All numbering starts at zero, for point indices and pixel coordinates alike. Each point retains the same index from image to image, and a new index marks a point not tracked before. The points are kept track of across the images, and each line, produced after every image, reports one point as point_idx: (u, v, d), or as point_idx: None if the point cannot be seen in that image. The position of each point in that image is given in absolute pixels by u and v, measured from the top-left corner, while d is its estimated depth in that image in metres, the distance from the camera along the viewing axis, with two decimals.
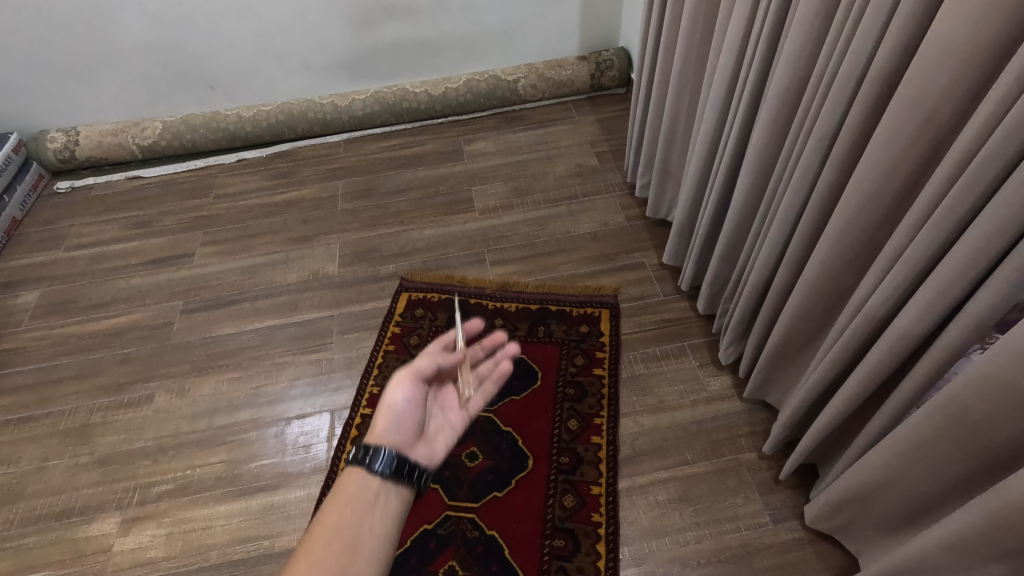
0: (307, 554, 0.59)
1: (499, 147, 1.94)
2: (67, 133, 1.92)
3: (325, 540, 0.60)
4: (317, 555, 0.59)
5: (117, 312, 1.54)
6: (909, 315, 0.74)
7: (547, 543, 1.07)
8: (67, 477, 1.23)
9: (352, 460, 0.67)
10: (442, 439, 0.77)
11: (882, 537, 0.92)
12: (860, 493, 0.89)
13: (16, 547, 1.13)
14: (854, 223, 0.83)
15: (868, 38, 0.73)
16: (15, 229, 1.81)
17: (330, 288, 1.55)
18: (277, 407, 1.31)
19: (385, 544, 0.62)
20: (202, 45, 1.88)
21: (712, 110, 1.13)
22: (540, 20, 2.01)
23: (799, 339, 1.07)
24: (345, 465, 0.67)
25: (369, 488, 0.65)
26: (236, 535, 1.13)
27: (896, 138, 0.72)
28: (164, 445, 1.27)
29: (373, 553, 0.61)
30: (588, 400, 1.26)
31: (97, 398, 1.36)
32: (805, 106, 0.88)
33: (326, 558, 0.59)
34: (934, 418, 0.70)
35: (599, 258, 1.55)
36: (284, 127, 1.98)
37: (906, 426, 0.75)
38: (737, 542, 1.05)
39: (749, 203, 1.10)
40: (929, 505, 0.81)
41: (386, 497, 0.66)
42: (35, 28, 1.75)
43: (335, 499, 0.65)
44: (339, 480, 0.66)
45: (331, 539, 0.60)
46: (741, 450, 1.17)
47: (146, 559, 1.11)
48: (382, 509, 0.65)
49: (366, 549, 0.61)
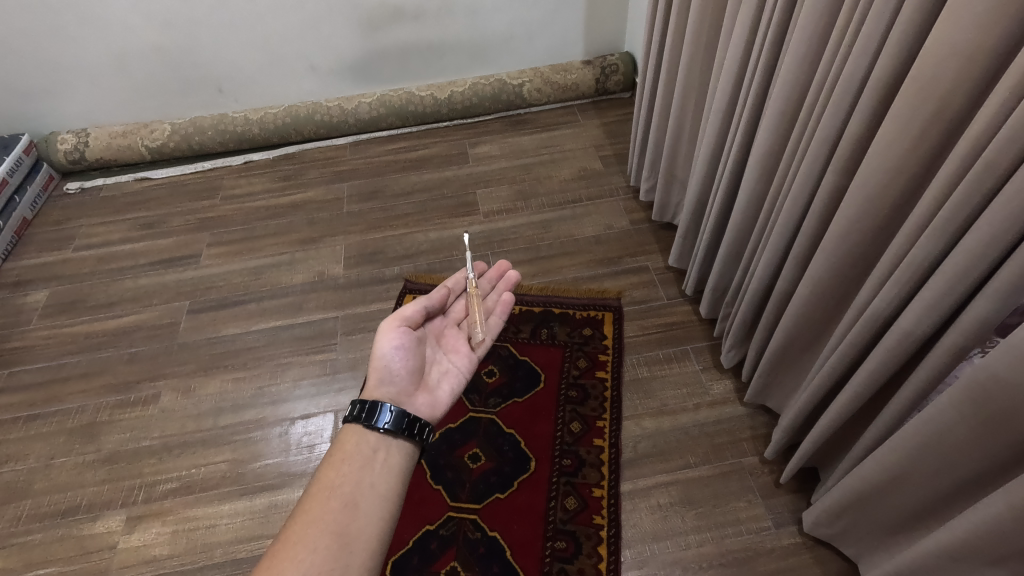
0: (316, 500, 0.68)
1: (503, 150, 1.95)
2: (77, 135, 1.94)
3: (330, 488, 0.70)
4: (323, 501, 0.68)
5: (124, 312, 1.56)
6: (910, 319, 0.74)
7: (549, 545, 1.07)
8: (74, 475, 1.24)
9: (351, 419, 0.76)
10: (440, 388, 0.87)
11: (881, 542, 0.92)
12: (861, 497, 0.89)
13: (22, 543, 1.15)
14: (855, 227, 0.84)
15: (869, 43, 0.73)
16: (25, 229, 1.83)
17: (335, 290, 1.56)
18: (281, 408, 1.32)
19: (384, 490, 0.71)
20: (211, 49, 1.90)
21: (716, 114, 1.13)
22: (546, 24, 2.02)
23: (801, 343, 1.07)
24: (345, 423, 0.76)
25: (367, 443, 0.75)
26: (240, 533, 1.14)
27: (898, 142, 0.73)
28: (170, 444, 1.28)
29: (373, 498, 0.70)
30: (590, 402, 1.27)
31: (105, 396, 1.37)
32: (808, 110, 0.88)
33: (333, 503, 0.68)
34: (933, 423, 0.70)
35: (602, 261, 1.56)
36: (291, 130, 2.00)
37: (906, 430, 0.75)
38: (739, 546, 1.05)
39: (752, 207, 1.11)
40: (930, 510, 0.81)
41: (383, 451, 0.75)
42: (46, 31, 1.77)
43: (337, 453, 0.74)
44: (340, 436, 0.76)
45: (335, 486, 0.70)
46: (743, 454, 1.17)
47: (151, 556, 1.12)
48: (379, 462, 0.74)
49: (367, 495, 0.70)
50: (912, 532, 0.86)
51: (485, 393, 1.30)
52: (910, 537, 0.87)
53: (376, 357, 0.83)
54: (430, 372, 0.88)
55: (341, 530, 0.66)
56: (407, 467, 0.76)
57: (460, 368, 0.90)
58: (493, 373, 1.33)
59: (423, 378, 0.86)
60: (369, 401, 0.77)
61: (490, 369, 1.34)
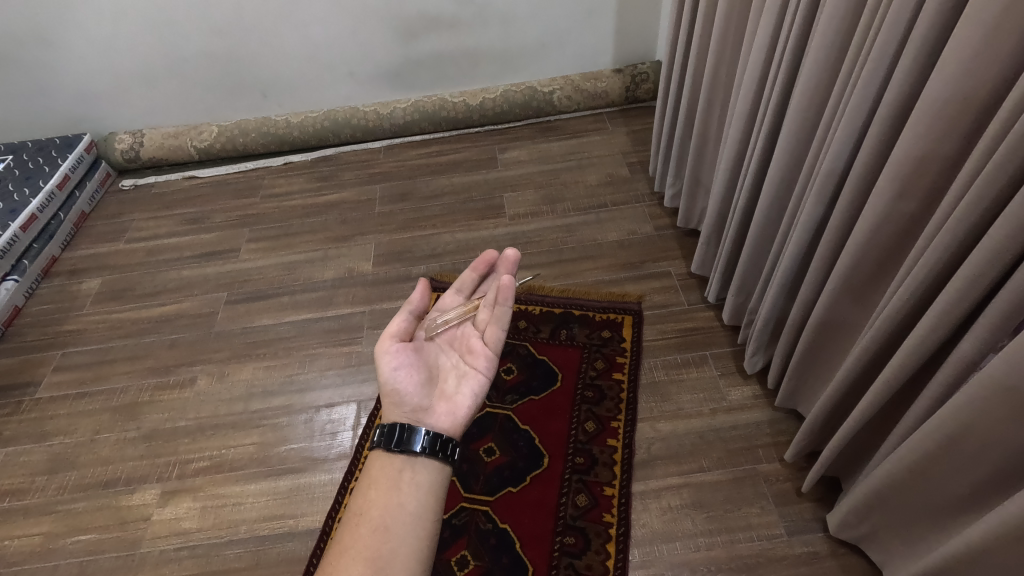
0: (347, 528, 0.69)
1: (532, 156, 1.99)
2: (134, 135, 2.08)
3: (359, 514, 0.70)
4: (353, 528, 0.69)
5: (167, 301, 1.66)
6: (926, 325, 0.74)
7: (558, 540, 1.08)
8: (116, 450, 1.32)
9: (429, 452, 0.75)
10: (459, 396, 0.85)
11: (907, 546, 0.91)
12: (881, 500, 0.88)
13: (66, 511, 1.23)
14: (874, 232, 0.83)
15: (887, 49, 0.74)
16: (83, 221, 1.96)
17: (363, 286, 1.62)
18: (307, 396, 1.38)
19: (414, 510, 0.71)
20: (258, 56, 2.01)
21: (739, 121, 1.14)
22: (577, 34, 2.06)
23: (823, 348, 1.06)
24: (373, 449, 0.76)
25: (393, 466, 0.75)
26: (264, 512, 1.19)
27: (917, 146, 0.72)
28: (203, 425, 1.35)
29: (405, 518, 0.70)
30: (606, 403, 1.28)
31: (146, 378, 1.46)
32: (827, 116, 0.88)
33: (363, 529, 0.69)
34: (956, 418, 0.70)
35: (624, 266, 1.57)
36: (329, 133, 2.09)
37: (927, 427, 0.74)
38: (749, 551, 1.05)
39: (774, 213, 1.11)
40: (952, 508, 0.80)
41: (409, 470, 0.75)
42: (110, 39, 1.91)
43: (365, 480, 0.75)
44: (370, 462, 0.76)
45: (364, 513, 0.70)
46: (758, 460, 1.16)
47: (181, 529, 1.18)
48: (407, 482, 0.74)
49: (396, 516, 0.70)
50: (933, 535, 0.85)
51: (503, 390, 1.33)
52: (931, 541, 0.85)
53: (387, 387, 0.83)
54: (446, 382, 0.87)
55: (374, 556, 0.66)
56: (437, 482, 0.75)
57: (480, 369, 0.88)
58: (511, 371, 1.36)
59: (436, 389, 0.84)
60: (388, 426, 0.77)
61: (508, 367, 1.37)
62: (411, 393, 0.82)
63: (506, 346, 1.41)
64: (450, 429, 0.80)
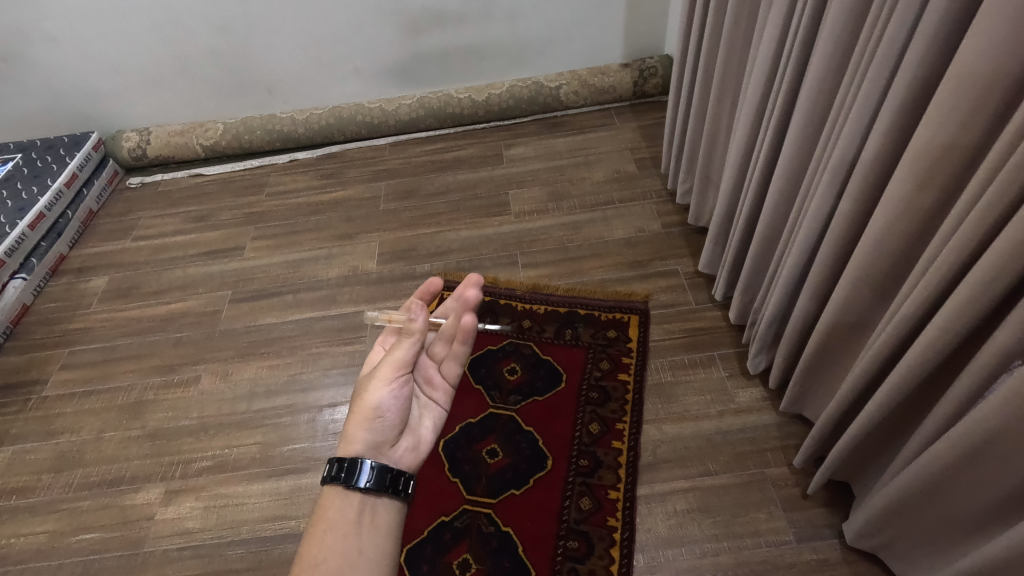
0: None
1: (538, 152, 1.97)
2: (140, 133, 2.08)
3: (312, 563, 0.67)
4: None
5: (173, 299, 1.66)
6: (941, 328, 0.71)
7: (561, 544, 1.07)
8: (120, 449, 1.32)
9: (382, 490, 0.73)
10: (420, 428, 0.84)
11: (930, 555, 0.88)
12: (902, 506, 0.86)
13: (72, 509, 1.24)
14: (886, 231, 0.80)
15: (899, 41, 0.71)
16: (91, 219, 1.97)
17: (367, 284, 1.61)
18: (310, 395, 1.38)
19: (373, 554, 0.69)
20: (262, 52, 2.00)
21: (747, 116, 1.11)
22: (584, 27, 2.03)
23: (832, 350, 1.03)
24: (323, 484, 0.73)
25: (350, 506, 0.72)
26: (266, 513, 1.19)
27: (931, 143, 0.69)
28: (206, 424, 1.35)
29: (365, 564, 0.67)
30: (610, 404, 1.26)
31: (151, 377, 1.46)
32: (836, 111, 0.85)
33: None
34: (984, 425, 0.67)
35: (631, 264, 1.54)
36: (334, 130, 2.07)
37: (953, 434, 0.72)
38: (757, 558, 1.02)
39: (781, 212, 1.08)
40: (979, 517, 0.77)
41: (367, 511, 0.73)
42: (116, 37, 1.91)
43: (318, 523, 0.71)
44: (320, 501, 0.73)
45: (317, 561, 0.67)
46: (767, 464, 1.13)
47: (184, 529, 1.18)
48: (364, 525, 0.72)
49: (353, 563, 0.67)
50: (960, 544, 0.82)
51: (506, 390, 1.31)
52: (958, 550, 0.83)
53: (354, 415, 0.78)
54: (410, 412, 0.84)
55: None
56: (394, 522, 0.74)
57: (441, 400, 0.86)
58: (514, 371, 1.34)
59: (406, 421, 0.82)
60: (348, 460, 0.73)
61: (512, 367, 1.35)
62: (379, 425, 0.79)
63: (510, 345, 1.40)
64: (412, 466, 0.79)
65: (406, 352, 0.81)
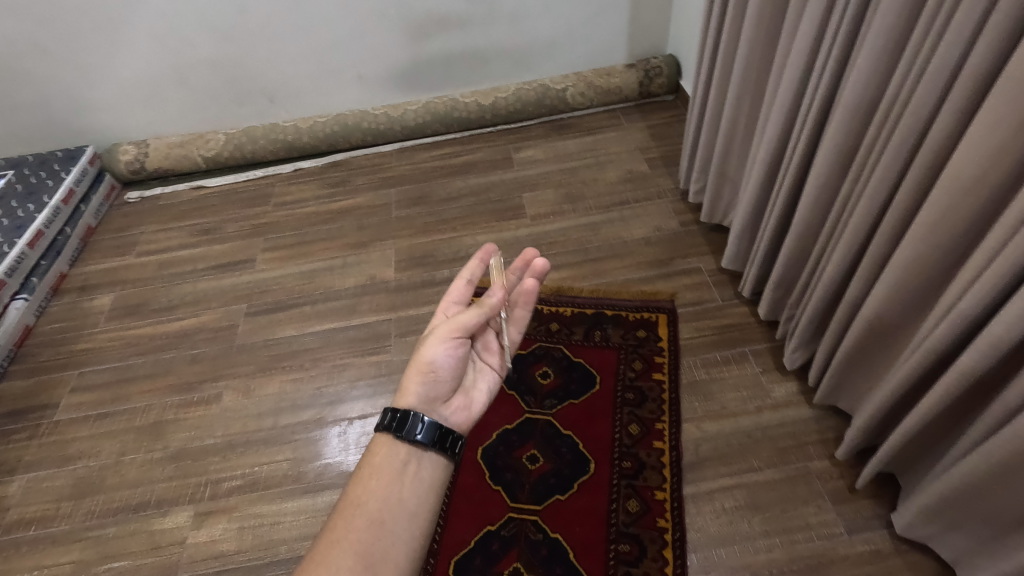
0: (341, 517, 0.66)
1: (548, 154, 1.96)
2: (138, 146, 2.02)
3: (355, 504, 0.67)
4: (348, 518, 0.66)
5: (185, 315, 1.61)
6: (1010, 316, 0.71)
7: (613, 548, 1.06)
8: (143, 472, 1.28)
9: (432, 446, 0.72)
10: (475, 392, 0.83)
11: (986, 544, 0.89)
12: (959, 496, 0.87)
13: (97, 537, 1.19)
14: (941, 223, 0.81)
15: (961, 33, 0.71)
16: (90, 235, 1.91)
17: (387, 292, 1.58)
18: (338, 408, 1.34)
19: (415, 508, 0.68)
20: (264, 61, 1.96)
21: (780, 113, 1.11)
22: (589, 29, 2.03)
23: (875, 343, 1.04)
24: (375, 431, 0.73)
25: (397, 455, 0.71)
26: (303, 531, 1.16)
27: (994, 136, 0.70)
28: (232, 442, 1.31)
29: (403, 516, 0.67)
30: (648, 405, 1.25)
31: (169, 396, 1.41)
32: (886, 104, 0.86)
33: (358, 521, 0.66)
34: None
35: (654, 263, 1.54)
36: (339, 138, 2.04)
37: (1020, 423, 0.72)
38: (809, 552, 1.02)
39: (819, 206, 1.08)
40: None
41: (413, 463, 0.72)
42: (112, 48, 1.86)
43: (365, 466, 0.71)
44: (370, 446, 0.72)
45: (361, 503, 0.67)
46: (810, 458, 1.14)
47: (218, 552, 1.14)
48: (410, 476, 0.71)
49: (395, 512, 0.67)
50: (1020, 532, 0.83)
51: (541, 395, 1.30)
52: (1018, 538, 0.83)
53: (417, 364, 0.78)
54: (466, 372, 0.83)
55: (366, 551, 0.64)
56: (440, 480, 0.73)
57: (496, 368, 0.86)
58: (547, 375, 1.33)
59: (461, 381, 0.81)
60: (402, 411, 0.73)
61: (544, 371, 1.34)
62: (439, 382, 0.78)
63: (540, 349, 1.38)
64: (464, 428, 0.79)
65: (467, 317, 0.81)
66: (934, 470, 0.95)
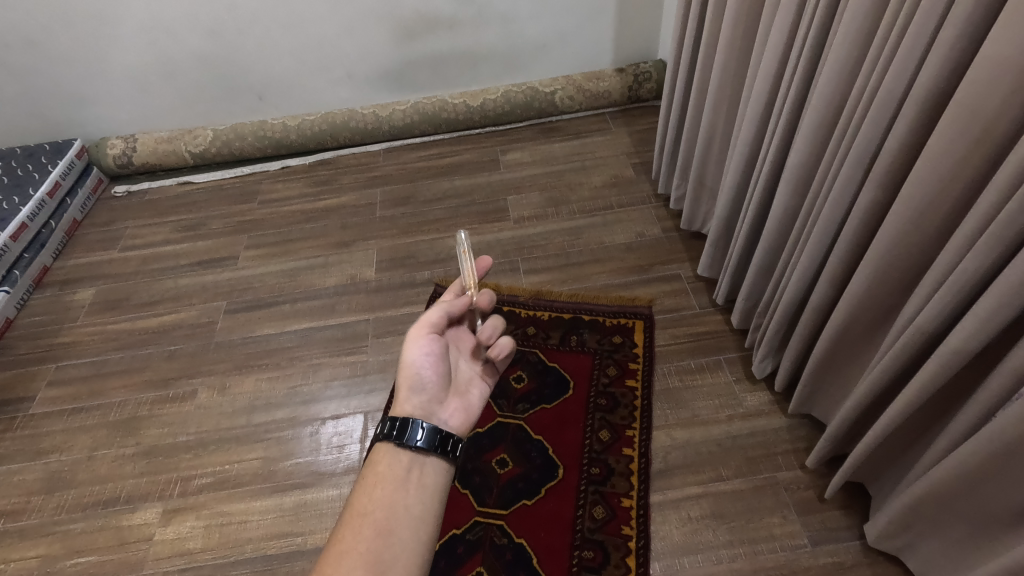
0: (348, 528, 0.64)
1: (535, 157, 1.96)
2: (126, 140, 2.03)
3: (362, 514, 0.66)
4: (356, 528, 0.64)
5: (165, 311, 1.61)
6: (966, 330, 0.71)
7: (577, 554, 1.05)
8: (114, 467, 1.28)
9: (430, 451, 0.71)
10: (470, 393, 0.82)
11: (948, 557, 0.89)
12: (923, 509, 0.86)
13: (65, 531, 1.19)
14: (902, 235, 0.81)
15: (917, 47, 0.71)
16: (75, 229, 1.91)
17: (366, 293, 1.58)
18: (312, 407, 1.34)
19: (422, 513, 0.67)
20: (253, 58, 1.96)
21: (752, 121, 1.12)
22: (578, 32, 2.03)
23: (843, 354, 1.04)
24: (375, 441, 0.72)
25: (400, 462, 0.70)
26: (271, 530, 1.16)
27: (952, 150, 0.70)
28: (205, 440, 1.31)
29: (410, 521, 0.66)
30: (619, 411, 1.25)
31: (145, 392, 1.41)
32: (848, 115, 0.86)
33: (366, 530, 0.64)
34: (1011, 429, 0.68)
35: (633, 269, 1.54)
36: (327, 136, 2.04)
37: (978, 437, 0.72)
38: (773, 563, 1.02)
39: (789, 216, 1.08)
40: (1002, 520, 0.77)
41: (416, 470, 0.71)
42: (100, 42, 1.86)
43: (369, 476, 0.70)
44: (371, 455, 0.71)
45: (367, 512, 0.66)
46: (778, 468, 1.14)
47: (185, 549, 1.14)
48: (414, 483, 0.70)
49: (402, 518, 0.66)
50: (981, 547, 0.83)
51: (513, 399, 1.29)
52: (980, 552, 0.83)
53: (406, 366, 0.79)
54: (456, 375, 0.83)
55: (376, 560, 0.62)
56: (443, 486, 0.72)
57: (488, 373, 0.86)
58: (521, 379, 1.33)
59: (451, 381, 0.82)
60: (401, 419, 0.72)
61: (518, 375, 1.34)
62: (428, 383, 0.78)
63: (516, 353, 1.38)
64: (461, 428, 0.78)
65: (434, 314, 0.83)
66: (899, 483, 0.95)
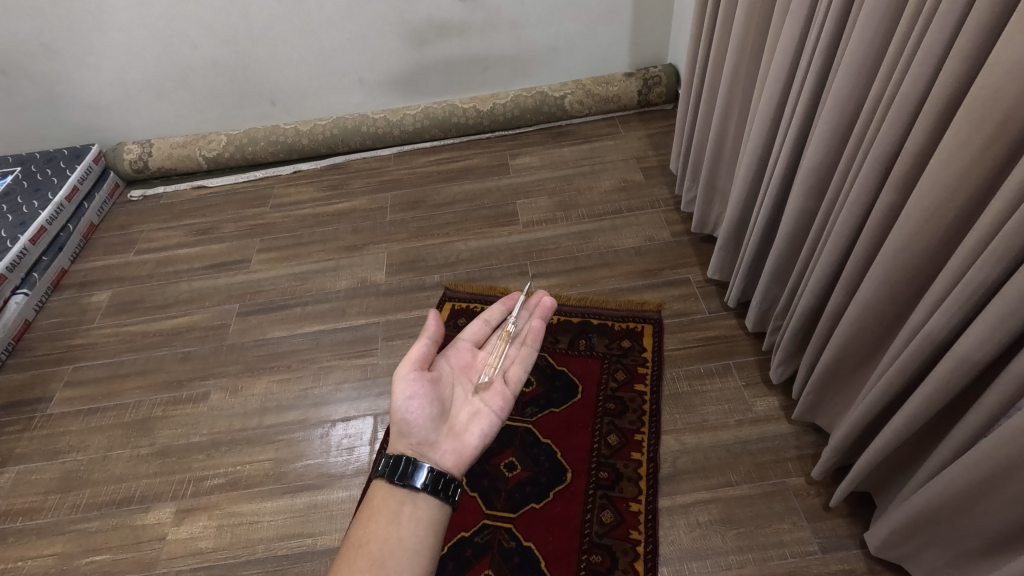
0: (344, 560, 0.67)
1: (544, 162, 1.97)
2: (142, 145, 2.06)
3: (358, 546, 0.69)
4: (351, 560, 0.67)
5: (179, 313, 1.64)
6: (974, 339, 0.71)
7: (584, 558, 1.06)
8: (128, 467, 1.30)
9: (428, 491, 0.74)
10: (467, 433, 0.85)
11: (955, 567, 0.88)
12: (929, 518, 0.85)
13: (80, 530, 1.21)
14: (913, 242, 0.80)
15: (933, 50, 0.71)
16: (93, 232, 1.95)
17: (377, 296, 1.60)
18: (322, 410, 1.36)
19: (415, 545, 0.69)
20: (267, 64, 1.99)
21: (764, 125, 1.12)
22: (589, 37, 2.04)
23: (852, 361, 1.03)
24: (373, 479, 0.75)
25: (394, 497, 0.73)
26: (280, 531, 1.17)
27: (961, 154, 0.69)
28: (217, 441, 1.33)
29: (403, 553, 0.68)
30: (629, 415, 1.25)
31: (159, 393, 1.44)
32: (863, 119, 0.86)
33: (361, 561, 0.67)
34: (1016, 441, 0.67)
35: (642, 273, 1.54)
36: (339, 141, 2.06)
37: (983, 447, 0.71)
38: (782, 569, 1.01)
39: (802, 221, 1.08)
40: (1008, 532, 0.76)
41: (409, 504, 0.73)
42: (117, 49, 1.89)
43: (365, 510, 0.73)
44: (368, 492, 0.75)
45: (363, 544, 0.69)
46: (788, 474, 1.13)
47: (197, 549, 1.16)
48: (408, 516, 0.73)
49: (396, 550, 0.68)
50: (991, 559, 0.82)
51: (523, 402, 1.30)
52: (988, 564, 0.82)
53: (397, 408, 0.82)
54: (458, 415, 0.87)
55: None
56: (437, 520, 0.74)
57: (494, 410, 0.88)
58: (531, 382, 1.33)
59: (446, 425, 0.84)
60: (395, 456, 0.76)
61: (528, 379, 1.34)
62: (420, 425, 0.81)
63: None
64: (454, 467, 0.80)
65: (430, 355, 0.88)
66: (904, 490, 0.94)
